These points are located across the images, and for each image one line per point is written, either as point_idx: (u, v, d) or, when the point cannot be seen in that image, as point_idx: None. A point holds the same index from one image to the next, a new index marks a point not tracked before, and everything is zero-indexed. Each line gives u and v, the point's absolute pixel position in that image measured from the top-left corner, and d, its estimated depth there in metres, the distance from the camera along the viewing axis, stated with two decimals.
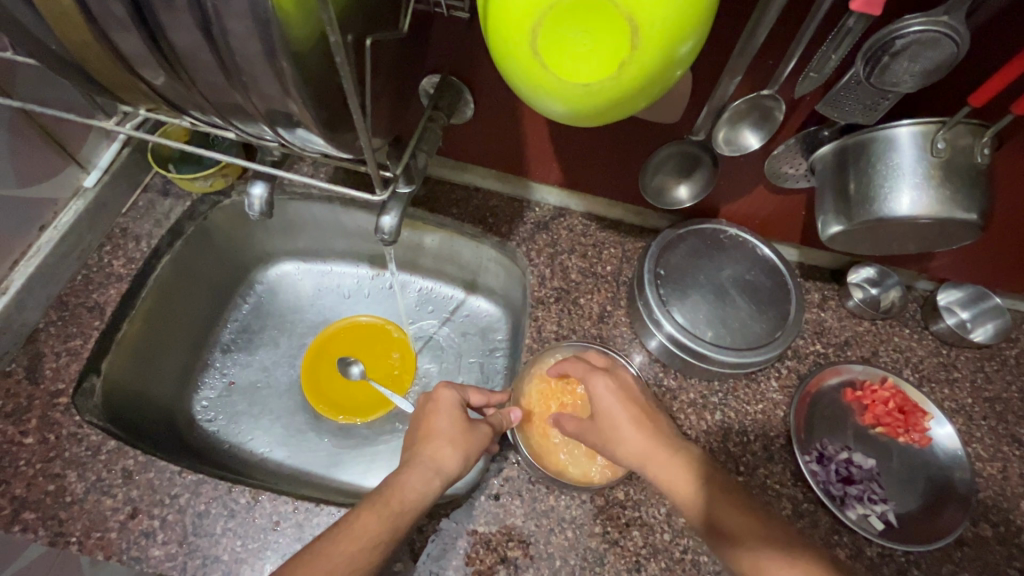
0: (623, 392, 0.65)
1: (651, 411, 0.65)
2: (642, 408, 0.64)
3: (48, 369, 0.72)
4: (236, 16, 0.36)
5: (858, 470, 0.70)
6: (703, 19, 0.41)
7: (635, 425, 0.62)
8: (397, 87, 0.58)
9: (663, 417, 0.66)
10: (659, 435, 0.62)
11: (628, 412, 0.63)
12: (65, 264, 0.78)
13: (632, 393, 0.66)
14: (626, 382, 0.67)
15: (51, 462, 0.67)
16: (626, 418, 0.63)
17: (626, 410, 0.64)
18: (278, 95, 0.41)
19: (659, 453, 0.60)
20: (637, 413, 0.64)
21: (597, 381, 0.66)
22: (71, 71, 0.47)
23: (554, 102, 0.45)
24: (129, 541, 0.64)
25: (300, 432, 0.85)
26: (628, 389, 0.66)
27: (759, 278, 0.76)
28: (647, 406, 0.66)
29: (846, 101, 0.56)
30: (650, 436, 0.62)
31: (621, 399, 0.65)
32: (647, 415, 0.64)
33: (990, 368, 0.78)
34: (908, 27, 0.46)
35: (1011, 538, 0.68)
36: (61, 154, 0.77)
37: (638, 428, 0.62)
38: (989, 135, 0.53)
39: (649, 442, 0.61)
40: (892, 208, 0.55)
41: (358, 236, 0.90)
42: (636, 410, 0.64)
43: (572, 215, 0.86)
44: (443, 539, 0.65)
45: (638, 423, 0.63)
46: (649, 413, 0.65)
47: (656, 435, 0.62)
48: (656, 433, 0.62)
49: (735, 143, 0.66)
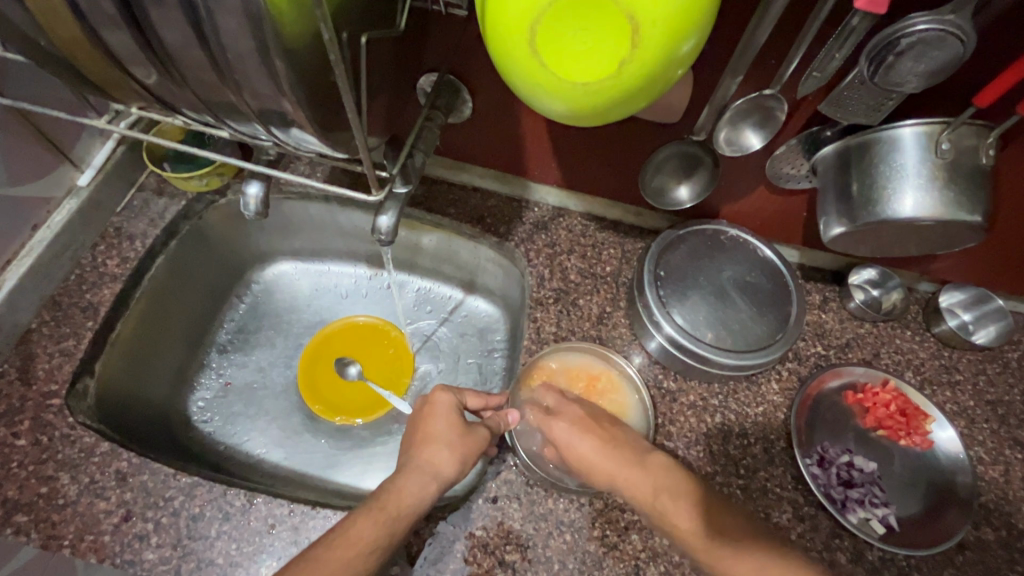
0: (578, 425, 0.65)
1: (610, 429, 0.65)
2: (599, 431, 0.64)
3: (40, 370, 0.71)
4: (228, 13, 0.35)
5: (860, 473, 0.70)
6: (705, 17, 0.40)
7: (594, 451, 0.62)
8: (394, 86, 0.57)
9: (622, 431, 0.65)
10: (619, 453, 0.62)
11: (586, 441, 0.63)
12: (58, 263, 0.77)
13: (584, 420, 0.66)
14: (576, 411, 0.67)
15: (43, 464, 0.67)
16: (586, 446, 0.63)
17: (582, 440, 0.63)
18: (271, 93, 0.41)
19: (622, 470, 0.60)
20: (592, 439, 0.63)
21: (551, 424, 0.66)
22: (60, 69, 0.46)
23: (553, 101, 0.44)
24: (122, 545, 0.64)
25: (296, 432, 0.85)
26: (582, 416, 0.66)
27: (760, 279, 0.75)
28: (605, 425, 0.66)
29: (850, 101, 0.55)
30: (612, 455, 0.62)
31: (577, 429, 0.65)
32: (606, 438, 0.64)
33: (992, 370, 0.77)
34: (912, 27, 0.45)
35: (1013, 542, 0.67)
36: (53, 153, 0.76)
37: (599, 449, 0.62)
38: (994, 137, 0.52)
39: (611, 462, 0.61)
40: (895, 209, 0.55)
41: (355, 236, 0.89)
42: (591, 435, 0.64)
43: (571, 214, 0.85)
44: (440, 542, 0.64)
45: (594, 445, 0.63)
46: (606, 432, 0.64)
47: (614, 453, 0.62)
48: (615, 451, 0.62)
49: (736, 143, 0.65)
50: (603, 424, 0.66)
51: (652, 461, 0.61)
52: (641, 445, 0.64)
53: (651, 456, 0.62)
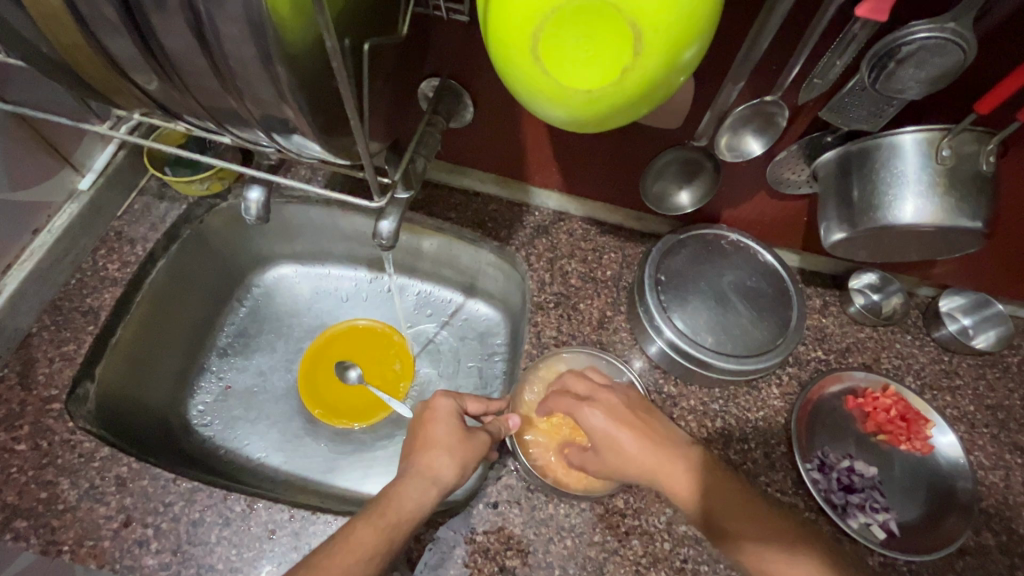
0: (616, 415, 0.63)
1: (647, 420, 0.63)
2: (639, 423, 0.63)
3: (40, 374, 0.71)
4: (230, 20, 0.35)
5: (860, 478, 0.70)
6: (705, 26, 0.40)
7: (636, 446, 0.61)
8: (396, 91, 0.57)
9: (659, 422, 0.64)
10: (661, 448, 0.61)
11: (628, 434, 0.61)
12: (59, 268, 0.77)
13: (621, 410, 0.64)
14: (613, 400, 0.65)
15: (43, 470, 0.67)
16: (628, 438, 0.61)
17: (623, 431, 0.62)
18: (273, 100, 0.41)
19: (665, 466, 0.60)
20: (633, 433, 0.61)
21: (585, 413, 0.64)
22: (63, 75, 0.46)
23: (555, 108, 0.44)
24: (122, 550, 0.63)
25: (296, 437, 0.84)
26: (619, 406, 0.64)
27: (760, 284, 0.75)
28: (643, 416, 0.64)
29: (850, 107, 0.55)
30: (654, 450, 0.60)
31: (615, 420, 0.63)
32: (645, 429, 0.62)
33: (992, 375, 0.77)
34: (913, 34, 0.45)
35: (1013, 548, 0.67)
36: (55, 157, 0.76)
37: (641, 443, 0.61)
38: (994, 143, 0.52)
39: (654, 458, 0.60)
40: (895, 216, 0.55)
41: (356, 239, 0.89)
42: (631, 428, 0.62)
43: (572, 219, 0.85)
44: (440, 548, 0.64)
45: (636, 439, 0.61)
46: (645, 423, 0.63)
47: (658, 447, 0.61)
48: (657, 446, 0.61)
49: (737, 149, 0.65)
50: (640, 414, 0.64)
51: (694, 455, 0.61)
52: (680, 438, 0.63)
53: (693, 449, 0.62)
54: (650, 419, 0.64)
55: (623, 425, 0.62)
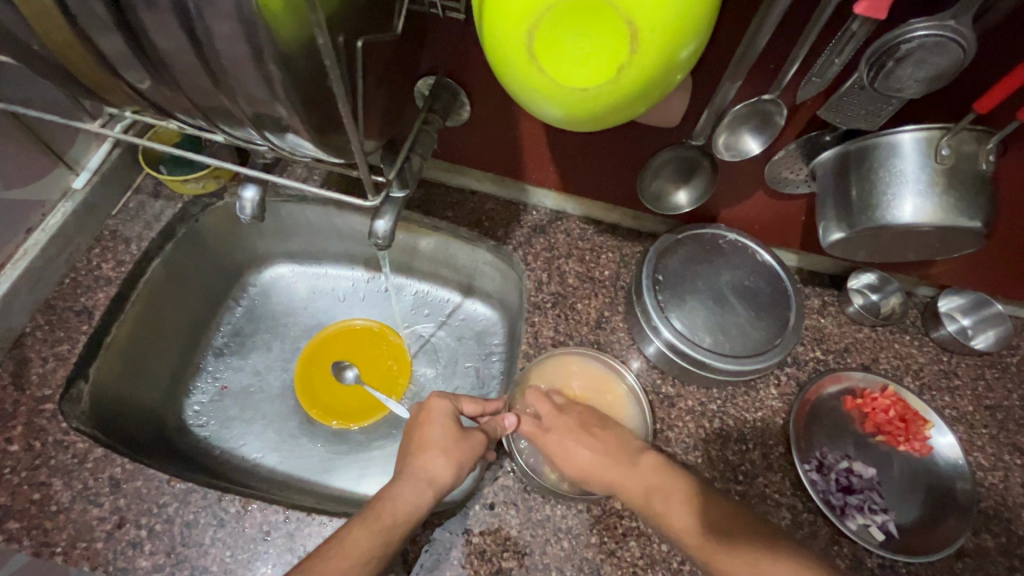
0: (570, 434, 0.66)
1: (601, 432, 0.67)
2: (592, 437, 0.66)
3: (34, 374, 0.71)
4: (222, 18, 0.35)
5: (858, 479, 0.69)
6: (704, 23, 0.40)
7: (591, 457, 0.64)
8: (391, 90, 0.56)
9: (615, 432, 0.67)
10: (614, 457, 0.64)
11: (583, 448, 0.65)
12: (53, 267, 0.76)
13: (579, 429, 0.67)
14: (567, 420, 0.68)
15: (37, 470, 0.66)
16: (582, 451, 0.64)
17: (578, 446, 0.65)
18: (265, 98, 0.40)
19: (620, 474, 0.62)
20: (590, 448, 0.64)
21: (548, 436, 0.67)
22: (54, 73, 0.46)
23: (551, 106, 0.44)
24: (116, 552, 0.63)
25: (293, 437, 0.84)
26: (575, 423, 0.68)
27: (759, 284, 0.74)
28: (599, 430, 0.67)
29: (849, 106, 0.55)
30: (608, 459, 0.63)
31: (571, 436, 0.66)
32: (602, 444, 0.65)
33: (991, 376, 0.77)
34: (912, 32, 0.45)
35: (1013, 549, 0.67)
36: (49, 155, 0.76)
37: (593, 454, 0.64)
38: (993, 142, 0.52)
39: (609, 464, 0.63)
40: (893, 216, 0.54)
41: (353, 238, 0.89)
42: (588, 443, 0.65)
43: (570, 218, 0.84)
44: (437, 549, 0.64)
45: (591, 451, 0.64)
46: (599, 436, 0.66)
47: (610, 456, 0.64)
48: (609, 456, 0.64)
49: (735, 148, 0.65)
50: (593, 428, 0.67)
51: (644, 461, 0.63)
52: (633, 444, 0.66)
53: (643, 456, 0.64)
54: (610, 433, 0.67)
55: (583, 442, 0.65)
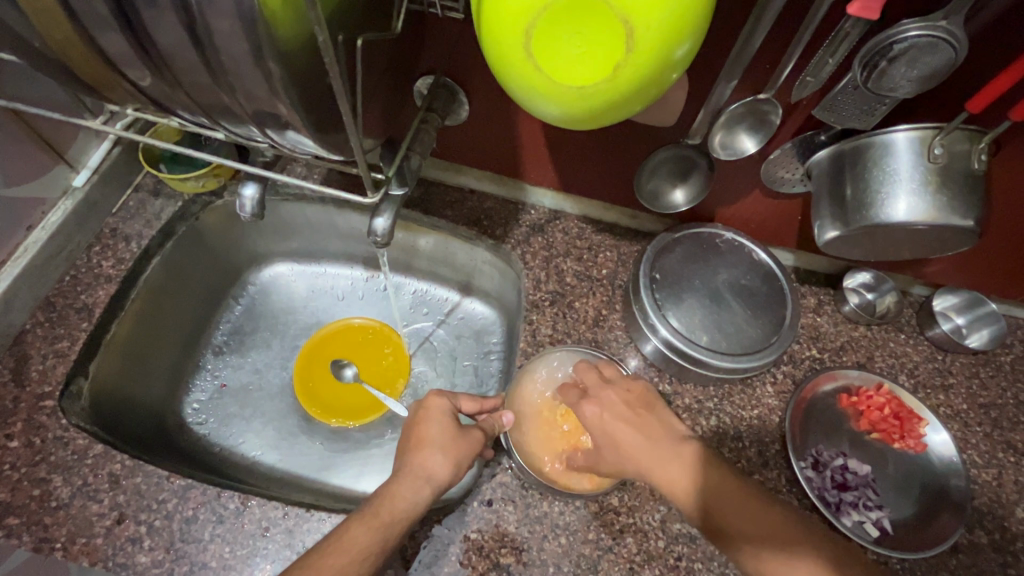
0: (610, 411, 0.64)
1: (643, 416, 0.64)
2: (634, 418, 0.63)
3: (34, 371, 0.71)
4: (222, 15, 0.35)
5: (854, 476, 0.70)
6: (697, 24, 0.41)
7: (634, 440, 0.61)
8: (390, 89, 0.57)
9: (662, 418, 0.64)
10: (653, 441, 0.61)
11: (620, 428, 0.63)
12: (53, 265, 0.77)
13: (620, 407, 0.65)
14: (612, 395, 0.66)
15: (37, 466, 0.66)
16: (619, 432, 0.62)
17: (619, 427, 0.63)
18: (265, 96, 0.41)
19: (655, 461, 0.59)
20: (633, 429, 0.62)
21: (585, 407, 0.66)
22: (55, 70, 0.46)
23: (548, 105, 0.44)
24: (115, 548, 0.63)
25: (292, 435, 0.84)
26: (617, 401, 0.66)
27: (755, 283, 0.75)
28: (641, 413, 0.64)
29: (842, 105, 0.55)
30: (648, 443, 0.61)
31: (610, 414, 0.64)
32: (640, 425, 0.63)
33: (985, 374, 0.77)
34: (905, 33, 0.46)
35: (1006, 546, 0.68)
36: (49, 154, 0.76)
37: (631, 435, 0.62)
38: (986, 141, 0.53)
39: (650, 448, 0.60)
40: (887, 214, 0.55)
41: (352, 237, 0.89)
42: (629, 423, 0.63)
43: (568, 217, 0.85)
44: (435, 545, 0.64)
45: (631, 430, 0.62)
46: (640, 418, 0.63)
47: (651, 440, 0.61)
48: (651, 439, 0.61)
49: (731, 147, 0.65)
50: (639, 412, 0.64)
51: (685, 451, 0.59)
52: (677, 433, 0.62)
53: (684, 445, 0.60)
54: (653, 417, 0.64)
55: (621, 420, 0.63)
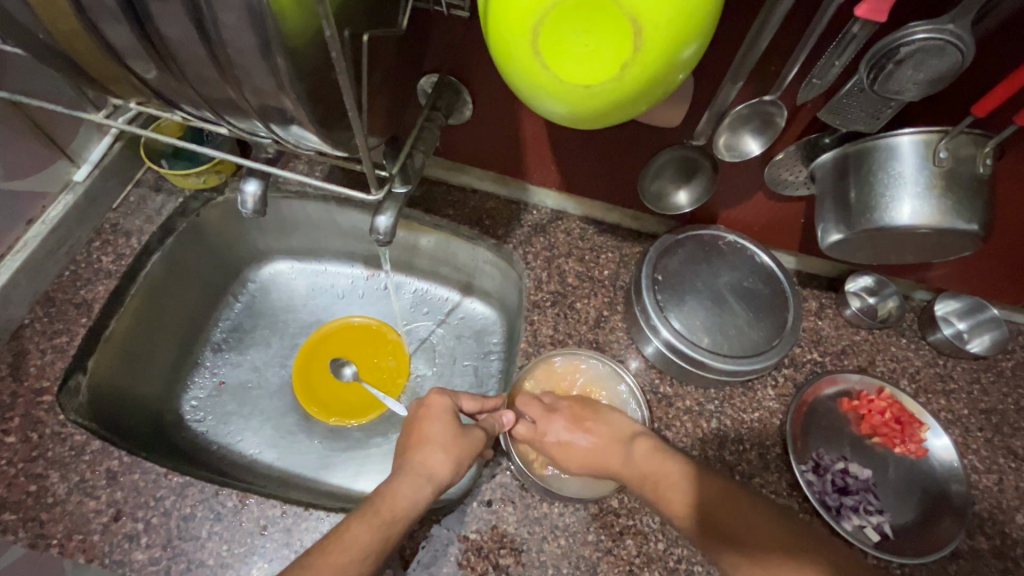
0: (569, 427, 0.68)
1: (596, 423, 0.69)
2: (590, 429, 0.68)
3: (32, 366, 0.71)
4: (230, 8, 0.35)
5: (854, 480, 0.70)
6: (707, 23, 0.40)
7: (590, 450, 0.66)
8: (395, 86, 0.57)
9: (610, 419, 0.69)
10: (611, 446, 0.66)
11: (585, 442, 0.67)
12: (53, 259, 0.77)
13: (575, 420, 0.69)
14: (566, 413, 0.70)
15: (33, 462, 0.66)
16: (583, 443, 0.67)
17: (586, 445, 0.66)
18: (271, 90, 0.41)
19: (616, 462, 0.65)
20: (587, 438, 0.67)
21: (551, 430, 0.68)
22: (59, 62, 0.46)
23: (554, 103, 0.44)
24: (112, 545, 0.63)
25: (290, 433, 0.84)
26: (572, 419, 0.69)
27: (758, 285, 0.75)
28: (594, 424, 0.69)
29: (849, 108, 0.55)
30: (606, 449, 0.66)
31: (575, 435, 0.68)
32: (595, 430, 0.68)
33: (986, 379, 0.77)
34: (911, 35, 0.45)
35: (1007, 552, 0.67)
36: (51, 147, 0.76)
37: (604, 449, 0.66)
38: (990, 146, 0.52)
39: (604, 455, 0.66)
40: (891, 217, 0.55)
41: (353, 236, 0.89)
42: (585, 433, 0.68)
43: (570, 218, 0.85)
44: (434, 546, 0.64)
45: (589, 441, 0.67)
46: (598, 428, 0.68)
47: (608, 442, 0.66)
48: (606, 444, 0.66)
49: (736, 149, 0.65)
50: (590, 420, 0.69)
51: (638, 447, 0.65)
52: (626, 430, 0.68)
53: (636, 441, 0.65)
54: (603, 422, 0.69)
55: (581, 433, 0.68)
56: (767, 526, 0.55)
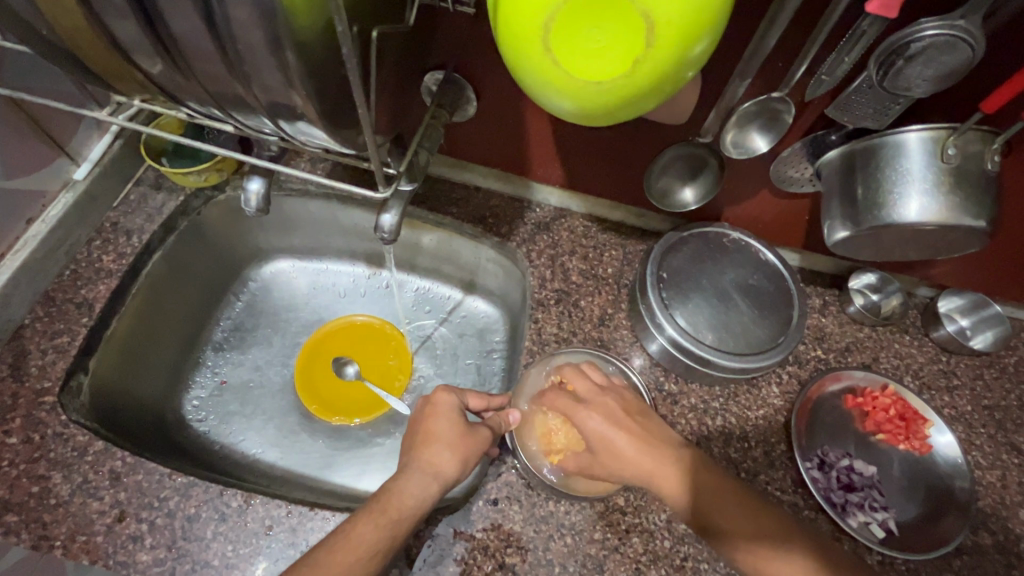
0: (609, 418, 0.63)
1: (639, 421, 0.63)
2: (633, 426, 0.62)
3: (33, 367, 0.70)
4: (240, 3, 0.34)
5: (859, 476, 0.70)
6: (719, 19, 0.40)
7: (626, 446, 0.60)
8: (401, 82, 0.56)
9: (653, 424, 0.64)
10: (653, 447, 0.60)
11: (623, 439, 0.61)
12: (54, 257, 0.76)
13: (619, 414, 0.64)
14: (610, 403, 0.65)
15: (36, 463, 0.65)
16: (622, 440, 0.61)
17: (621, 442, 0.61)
18: (280, 86, 0.40)
19: (658, 467, 0.59)
20: (626, 435, 0.61)
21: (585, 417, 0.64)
22: (63, 58, 0.45)
23: (564, 99, 0.44)
24: (116, 546, 0.62)
25: (293, 433, 0.84)
26: (613, 411, 0.64)
27: (762, 283, 0.75)
28: (636, 421, 0.63)
29: (857, 105, 0.55)
30: (647, 452, 0.60)
31: (612, 426, 0.62)
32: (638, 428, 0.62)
33: (989, 375, 0.78)
34: (922, 32, 0.45)
35: (1010, 547, 0.68)
36: (51, 145, 0.75)
37: (642, 449, 0.60)
38: (998, 142, 0.52)
39: (638, 458, 0.60)
40: (899, 214, 0.55)
41: (356, 234, 0.89)
42: (625, 429, 0.62)
43: (574, 215, 0.85)
44: (439, 545, 0.63)
45: (630, 439, 0.61)
46: (639, 427, 0.62)
47: (646, 441, 0.61)
48: (648, 446, 0.60)
49: (743, 146, 0.65)
50: (636, 418, 0.64)
51: (678, 456, 0.60)
52: (673, 439, 0.63)
53: (683, 450, 0.61)
54: (645, 423, 0.64)
55: (620, 427, 0.62)
56: (764, 515, 0.54)
